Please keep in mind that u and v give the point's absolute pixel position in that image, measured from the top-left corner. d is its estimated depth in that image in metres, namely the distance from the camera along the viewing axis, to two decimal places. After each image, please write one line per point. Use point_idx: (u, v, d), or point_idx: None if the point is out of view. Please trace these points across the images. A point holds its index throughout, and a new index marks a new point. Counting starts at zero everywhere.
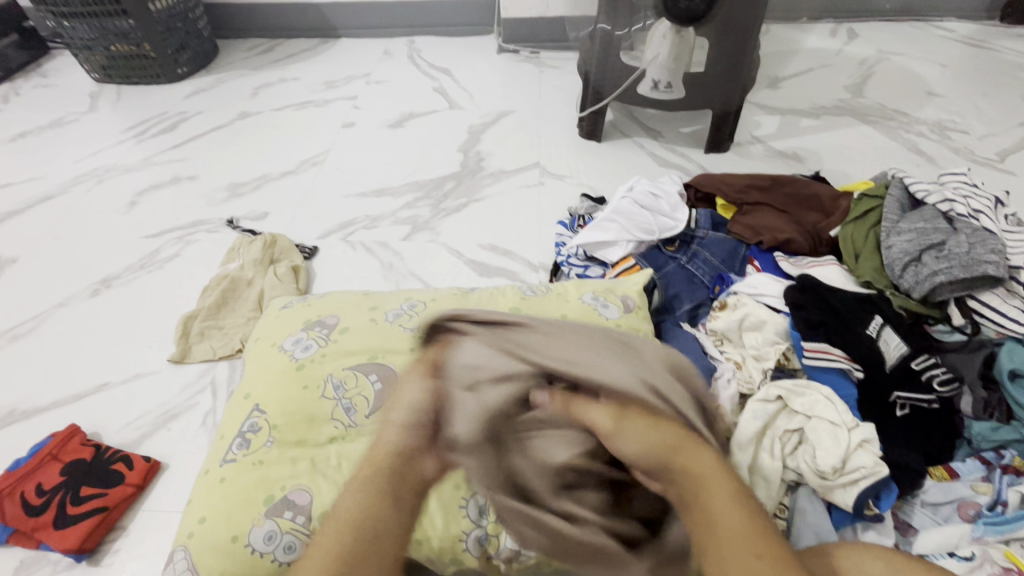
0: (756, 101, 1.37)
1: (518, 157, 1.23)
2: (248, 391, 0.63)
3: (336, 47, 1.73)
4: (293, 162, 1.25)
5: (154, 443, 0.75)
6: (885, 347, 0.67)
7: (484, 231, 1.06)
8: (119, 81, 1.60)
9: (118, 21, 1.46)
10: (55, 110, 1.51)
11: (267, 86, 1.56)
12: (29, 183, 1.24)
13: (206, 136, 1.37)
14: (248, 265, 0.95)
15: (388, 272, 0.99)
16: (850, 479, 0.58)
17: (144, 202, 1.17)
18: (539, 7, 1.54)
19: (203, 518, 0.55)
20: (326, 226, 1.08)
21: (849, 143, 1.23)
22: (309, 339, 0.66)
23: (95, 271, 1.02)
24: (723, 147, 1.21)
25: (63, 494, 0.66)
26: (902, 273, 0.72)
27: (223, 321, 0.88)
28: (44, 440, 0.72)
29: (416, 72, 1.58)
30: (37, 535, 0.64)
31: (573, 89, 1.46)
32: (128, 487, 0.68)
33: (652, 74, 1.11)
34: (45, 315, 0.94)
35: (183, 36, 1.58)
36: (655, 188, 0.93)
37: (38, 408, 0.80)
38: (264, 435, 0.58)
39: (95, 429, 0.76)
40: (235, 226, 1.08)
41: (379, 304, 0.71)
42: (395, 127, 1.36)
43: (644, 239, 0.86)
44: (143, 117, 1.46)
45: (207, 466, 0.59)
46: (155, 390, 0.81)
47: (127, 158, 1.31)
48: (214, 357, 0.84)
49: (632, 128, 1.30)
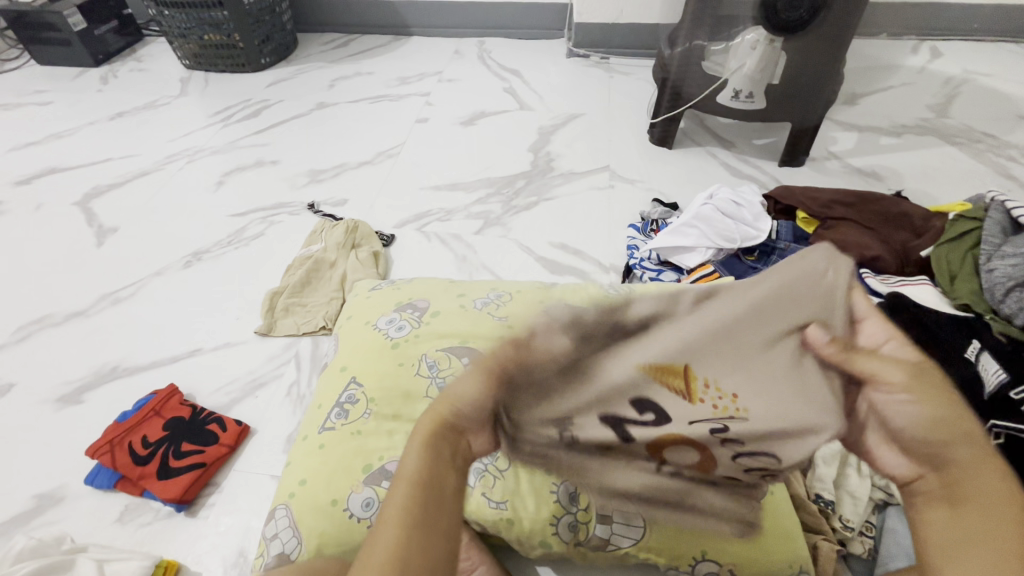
0: (833, 116, 1.35)
1: (589, 160, 1.24)
2: (345, 364, 0.66)
3: (409, 45, 1.79)
4: (370, 152, 1.30)
5: (243, 409, 0.79)
6: (985, 371, 0.63)
7: (554, 230, 1.08)
8: (207, 69, 1.69)
9: (213, 12, 1.54)
10: (149, 93, 1.61)
11: (343, 79, 1.62)
12: (126, 159, 1.33)
13: (287, 123, 1.44)
14: (331, 248, 0.99)
15: (461, 263, 1.01)
16: None
17: (231, 183, 1.24)
18: (613, 13, 1.55)
19: (304, 480, 0.58)
20: (401, 215, 1.12)
21: (933, 164, 1.19)
22: (403, 320, 0.69)
23: (188, 244, 1.08)
24: (798, 161, 1.19)
25: (167, 447, 0.71)
26: (1004, 299, 0.71)
27: (306, 299, 0.93)
28: (147, 397, 0.77)
29: (486, 73, 1.61)
30: (142, 483, 0.68)
31: (643, 96, 1.46)
32: (222, 447, 0.72)
33: (733, 84, 1.10)
34: (142, 282, 1.00)
35: (268, 29, 1.66)
36: (737, 197, 0.93)
37: (138, 367, 0.85)
38: (362, 407, 0.61)
39: (189, 390, 0.81)
40: (315, 211, 1.13)
41: (466, 292, 0.74)
42: (467, 124, 1.39)
43: (725, 247, 0.86)
44: (228, 103, 1.54)
45: (305, 432, 0.63)
46: (243, 359, 0.86)
47: (215, 141, 1.38)
48: (298, 333, 0.88)
49: (704, 137, 1.29)
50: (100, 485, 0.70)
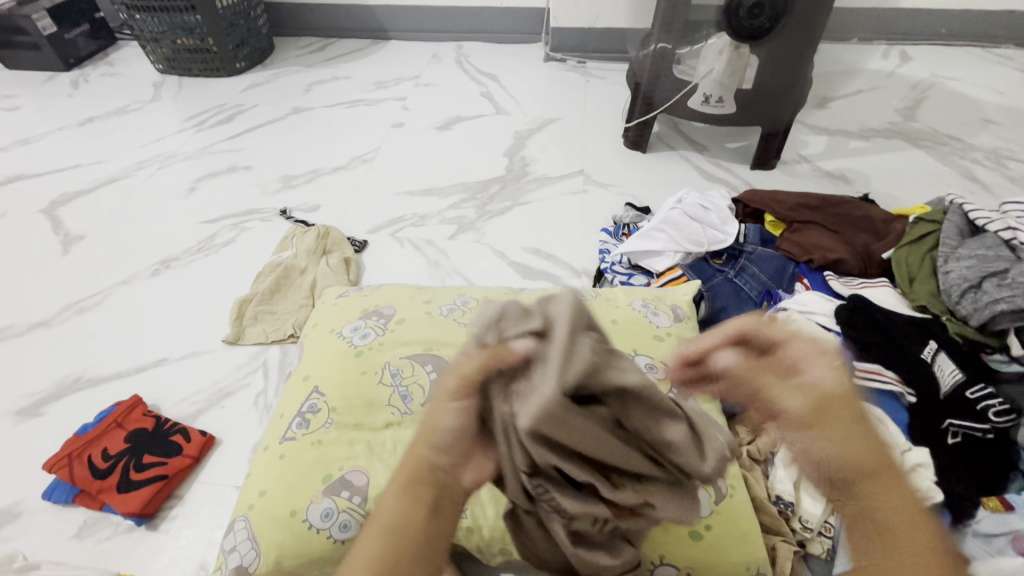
0: (804, 120, 1.37)
1: (563, 164, 1.25)
2: (307, 373, 0.66)
3: (386, 49, 1.78)
4: (344, 158, 1.29)
5: (209, 419, 0.78)
6: (940, 373, 0.66)
7: (528, 235, 1.08)
8: (181, 74, 1.67)
9: (186, 16, 1.53)
10: (121, 98, 1.58)
11: (319, 84, 1.61)
12: (96, 166, 1.31)
13: (261, 128, 1.42)
14: (301, 254, 0.98)
15: (434, 269, 1.01)
16: None
17: (202, 189, 1.22)
18: (588, 18, 1.56)
19: (263, 492, 0.57)
20: (375, 221, 1.11)
21: (899, 166, 1.21)
22: (367, 327, 0.69)
23: (156, 252, 1.06)
24: (770, 164, 1.21)
25: (127, 460, 0.69)
26: (959, 300, 0.72)
27: (275, 307, 0.92)
28: (110, 408, 0.76)
29: (463, 77, 1.61)
30: (102, 497, 0.67)
31: (619, 100, 1.47)
32: (186, 459, 0.71)
33: (703, 88, 1.12)
34: (109, 291, 0.99)
35: (243, 33, 1.64)
36: (705, 201, 0.94)
37: (102, 378, 0.84)
38: (323, 416, 0.61)
39: (154, 401, 0.80)
40: (288, 217, 1.12)
41: (433, 298, 0.74)
42: (442, 129, 1.39)
43: (692, 251, 0.87)
44: (202, 108, 1.53)
45: (266, 442, 0.62)
46: (210, 368, 0.85)
47: (187, 147, 1.37)
48: (266, 341, 0.87)
49: (677, 141, 1.31)
50: (58, 500, 0.68)
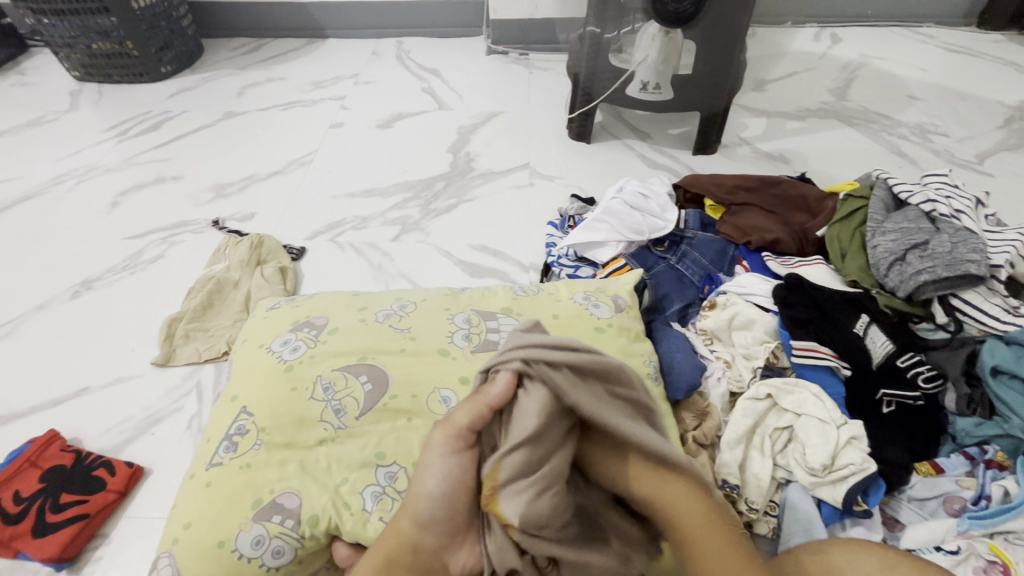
0: (742, 103, 1.39)
1: (508, 158, 1.23)
2: (235, 393, 0.62)
3: (323, 47, 1.72)
4: (281, 162, 1.24)
5: (137, 449, 0.73)
6: (872, 345, 0.68)
7: (474, 232, 1.06)
8: (101, 80, 1.57)
9: (100, 18, 1.43)
10: (34, 109, 1.47)
11: (253, 86, 1.54)
12: (7, 183, 1.21)
13: (191, 135, 1.35)
14: (234, 266, 0.93)
15: (377, 273, 0.98)
16: (838, 476, 0.58)
17: (127, 203, 1.15)
18: (528, 9, 1.54)
19: (188, 524, 0.53)
20: (314, 226, 1.07)
21: (833, 145, 1.25)
22: (298, 340, 0.65)
23: (77, 272, 0.99)
24: (710, 149, 1.22)
25: (43, 501, 0.64)
26: (887, 273, 0.74)
27: (208, 323, 0.87)
28: (23, 446, 0.70)
29: (405, 73, 1.57)
30: (15, 544, 0.62)
31: (563, 91, 1.46)
32: (110, 494, 0.66)
33: (640, 76, 1.11)
34: (23, 318, 0.91)
35: (166, 35, 1.55)
36: (645, 188, 0.94)
37: (16, 414, 0.77)
38: (252, 438, 0.57)
39: (75, 434, 0.74)
40: (221, 228, 1.07)
41: (369, 304, 0.71)
42: (384, 127, 1.35)
43: (634, 240, 0.87)
44: (125, 117, 1.43)
45: (192, 470, 0.58)
46: (138, 394, 0.79)
47: (109, 158, 1.28)
48: (199, 360, 0.82)
49: (621, 130, 1.31)
50: None
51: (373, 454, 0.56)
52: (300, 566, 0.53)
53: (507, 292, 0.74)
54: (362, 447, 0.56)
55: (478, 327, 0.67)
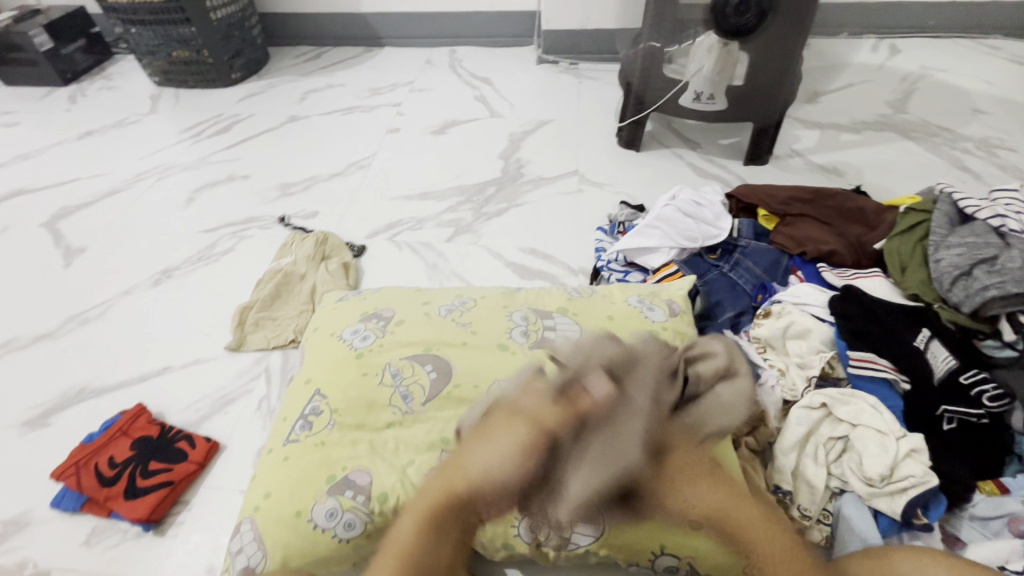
0: (795, 114, 1.38)
1: (558, 165, 1.26)
2: (309, 376, 0.67)
3: (380, 56, 1.80)
4: (341, 164, 1.31)
5: (213, 425, 0.79)
6: (933, 360, 0.66)
7: (525, 235, 1.09)
8: (178, 85, 1.69)
9: (181, 28, 1.54)
10: (119, 111, 1.60)
11: (315, 92, 1.63)
12: (96, 178, 1.32)
13: (259, 137, 1.44)
14: (300, 260, 0.99)
15: (432, 271, 1.02)
16: (897, 487, 0.58)
17: (201, 199, 1.23)
18: (580, 20, 1.57)
19: (268, 493, 0.58)
20: (372, 226, 1.12)
21: (891, 158, 1.22)
22: (367, 330, 0.70)
23: (158, 262, 1.08)
24: (762, 160, 1.22)
25: (133, 467, 0.70)
26: (951, 287, 0.72)
27: (276, 313, 0.93)
28: (115, 417, 0.77)
29: (457, 81, 1.62)
30: (109, 505, 0.68)
31: (612, 100, 1.48)
32: (191, 465, 0.72)
33: (694, 86, 1.13)
34: (112, 302, 1.00)
35: (238, 44, 1.66)
36: (698, 197, 0.95)
37: (107, 387, 0.85)
38: (325, 418, 0.62)
39: (158, 409, 0.81)
40: (287, 224, 1.13)
41: (432, 299, 0.75)
42: (438, 133, 1.41)
43: (687, 247, 0.88)
44: (199, 119, 1.54)
45: (270, 445, 0.63)
46: (214, 374, 0.86)
47: (185, 157, 1.38)
48: (268, 347, 0.88)
49: (670, 139, 1.32)
50: (66, 509, 0.69)
51: (439, 438, 0.59)
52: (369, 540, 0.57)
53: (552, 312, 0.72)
54: (427, 431, 0.60)
55: (536, 325, 0.70)
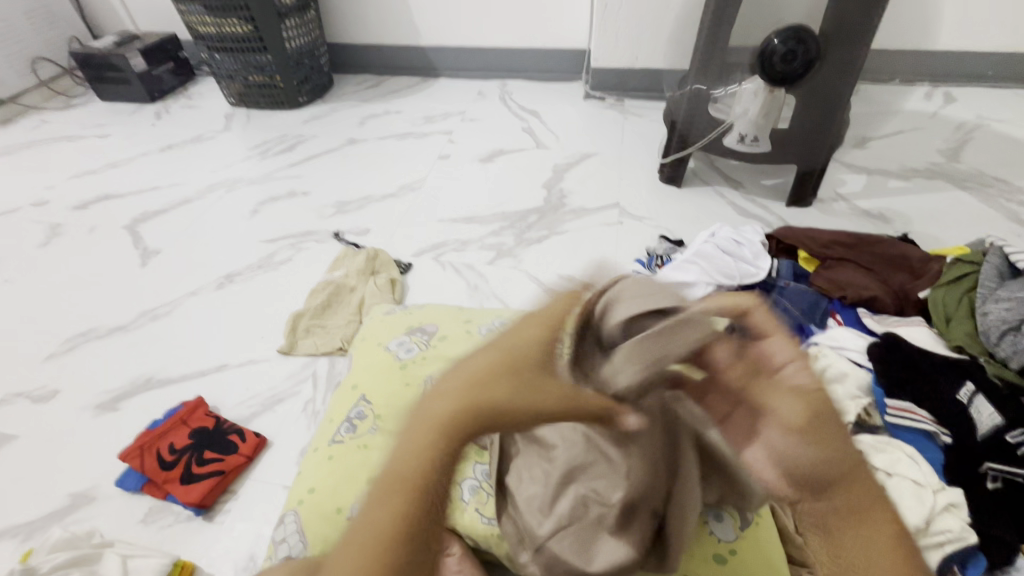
0: (841, 159, 1.38)
1: (600, 197, 1.30)
2: (356, 382, 0.71)
3: (435, 85, 1.91)
4: (393, 186, 1.39)
5: (262, 422, 0.84)
6: (977, 416, 0.64)
7: (563, 263, 1.12)
8: (250, 106, 1.83)
9: (259, 56, 1.68)
10: (197, 128, 1.75)
11: (373, 117, 1.74)
12: (174, 187, 1.45)
13: (319, 157, 1.54)
14: (351, 274, 1.06)
15: (473, 291, 1.07)
16: (934, 542, 0.57)
17: (265, 212, 1.33)
18: (628, 59, 1.63)
19: (312, 489, 0.62)
20: (419, 245, 1.19)
21: (941, 207, 1.20)
22: (412, 343, 0.75)
23: (223, 266, 1.16)
24: (805, 202, 1.22)
25: (191, 455, 0.76)
26: (999, 342, 0.72)
27: (326, 321, 0.99)
28: (176, 408, 0.83)
29: (507, 113, 1.70)
30: (166, 487, 0.74)
31: (657, 137, 1.52)
32: (241, 457, 0.77)
33: (738, 128, 1.15)
34: (180, 301, 1.08)
35: (307, 71, 1.80)
36: (738, 235, 0.96)
37: (170, 379, 0.92)
38: (369, 423, 0.66)
39: (214, 402, 0.87)
40: (340, 239, 1.21)
41: (473, 318, 0.79)
42: (486, 161, 1.48)
43: (725, 284, 0.89)
44: (267, 138, 1.66)
45: (316, 444, 0.67)
46: (266, 374, 0.92)
47: (253, 172, 1.49)
48: (316, 352, 0.94)
49: (712, 177, 1.34)
50: (128, 488, 0.75)
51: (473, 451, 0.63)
52: None
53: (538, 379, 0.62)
54: None
55: None
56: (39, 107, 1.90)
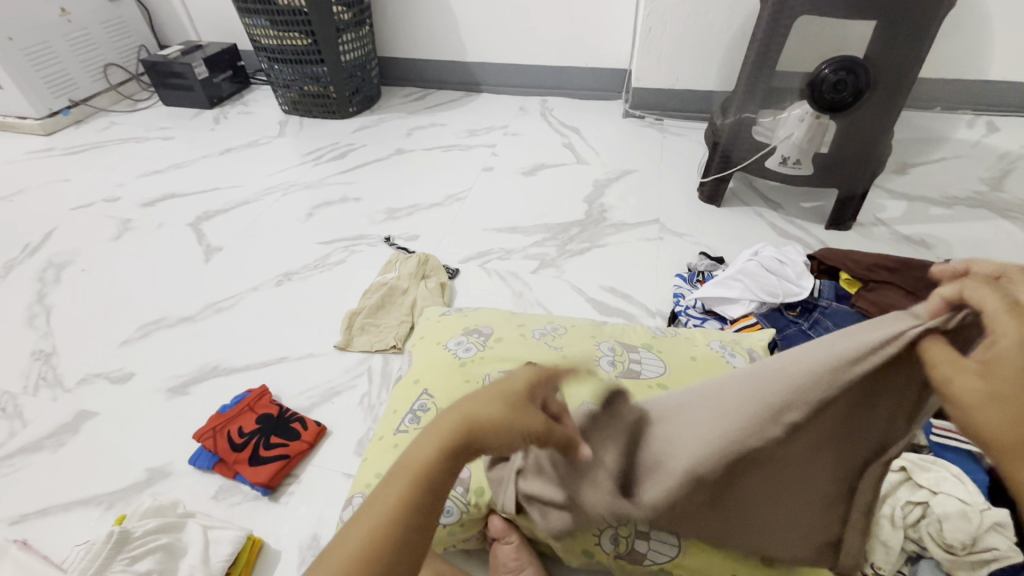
0: (882, 184, 1.39)
1: (640, 213, 1.34)
2: (417, 377, 0.76)
3: (478, 100, 1.98)
4: (440, 196, 1.45)
5: (322, 412, 0.89)
6: None
7: (605, 274, 1.16)
8: (303, 115, 1.93)
9: (315, 67, 1.77)
10: (253, 134, 1.84)
11: (419, 129, 1.81)
12: (234, 188, 1.53)
13: (369, 165, 1.61)
14: (404, 277, 1.11)
15: (518, 298, 1.11)
16: (980, 559, 0.58)
17: (318, 215, 1.40)
18: (669, 80, 1.67)
19: (379, 474, 0.67)
20: (466, 252, 1.24)
21: (984, 236, 1.21)
22: (470, 343, 0.79)
23: (280, 265, 1.23)
24: (845, 225, 1.24)
25: (258, 439, 0.82)
26: None
27: (380, 321, 1.04)
28: (243, 394, 0.89)
29: (548, 128, 1.76)
30: (236, 467, 0.79)
31: (695, 156, 1.56)
32: (304, 443, 0.82)
33: (781, 151, 1.19)
34: (241, 296, 1.15)
35: (359, 83, 1.89)
36: (781, 255, 0.99)
37: (235, 368, 0.98)
38: (432, 415, 0.70)
39: (277, 391, 0.93)
40: (391, 244, 1.27)
41: (526, 323, 0.84)
42: (528, 174, 1.53)
43: (768, 301, 0.93)
44: (319, 145, 1.75)
45: (382, 433, 0.72)
46: (324, 367, 0.97)
47: (307, 177, 1.57)
48: (371, 349, 0.99)
49: (751, 197, 1.37)
50: (200, 466, 0.80)
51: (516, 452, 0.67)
52: (462, 528, 0.64)
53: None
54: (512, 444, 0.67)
55: (622, 356, 0.76)
56: (108, 109, 2.03)
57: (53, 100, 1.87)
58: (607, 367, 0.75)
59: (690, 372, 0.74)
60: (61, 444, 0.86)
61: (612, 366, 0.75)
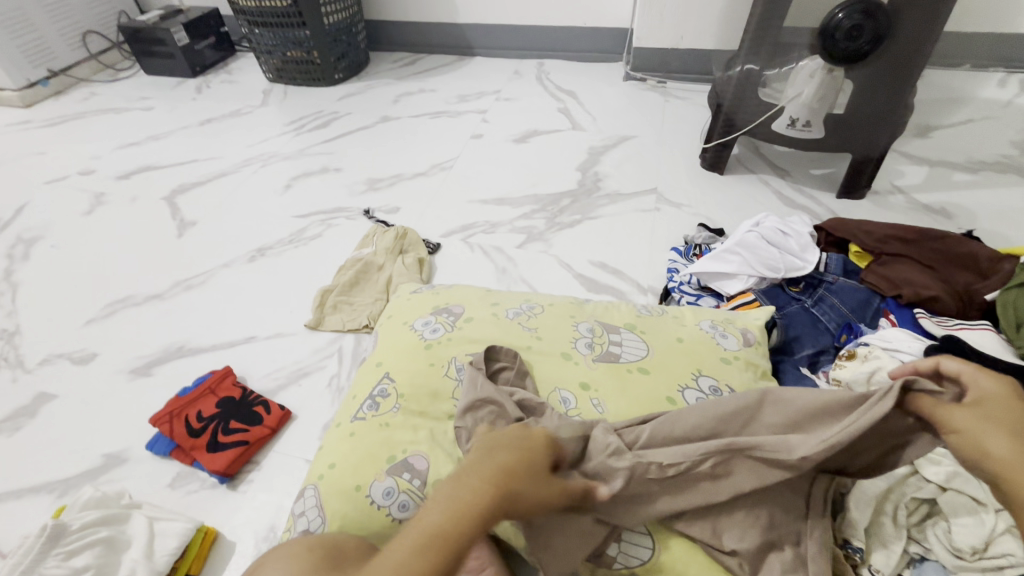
0: (901, 149, 1.28)
1: (636, 182, 1.25)
2: (379, 360, 0.71)
3: (470, 64, 1.87)
4: (425, 165, 1.37)
5: (287, 395, 0.84)
6: None
7: (595, 248, 1.09)
8: (288, 82, 1.84)
9: (297, 31, 1.68)
10: (235, 102, 1.76)
11: (407, 95, 1.72)
12: (212, 160, 1.46)
13: (352, 134, 1.53)
14: (380, 252, 1.05)
15: (501, 274, 1.04)
16: (992, 564, 0.52)
17: (297, 187, 1.33)
18: (672, 39, 1.55)
19: (333, 464, 0.61)
20: (448, 225, 1.17)
21: (1011, 204, 1.11)
22: (438, 323, 0.73)
23: (255, 240, 1.17)
24: (858, 194, 1.14)
25: (218, 424, 0.77)
26: None
27: (353, 298, 0.98)
28: (206, 376, 0.85)
29: (543, 93, 1.65)
30: (193, 453, 0.75)
31: (699, 121, 1.45)
32: (266, 429, 0.78)
33: (789, 112, 1.08)
34: (213, 272, 1.09)
35: (344, 47, 1.79)
36: (784, 226, 0.91)
37: (200, 348, 0.93)
38: (391, 401, 0.65)
39: (242, 372, 0.88)
40: (370, 217, 1.20)
41: (501, 301, 0.77)
42: (519, 142, 1.44)
43: (768, 276, 0.85)
44: (303, 114, 1.66)
45: (339, 419, 0.67)
46: (293, 348, 0.92)
47: (288, 148, 1.50)
48: (343, 329, 0.93)
49: (757, 164, 1.27)
50: (158, 452, 0.76)
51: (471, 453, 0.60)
52: None
53: (588, 406, 0.61)
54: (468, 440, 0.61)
55: (602, 338, 0.70)
56: (89, 79, 1.96)
57: (30, 70, 1.80)
58: (585, 351, 0.68)
59: (674, 355, 0.67)
60: (18, 428, 0.83)
61: (589, 349, 0.68)
